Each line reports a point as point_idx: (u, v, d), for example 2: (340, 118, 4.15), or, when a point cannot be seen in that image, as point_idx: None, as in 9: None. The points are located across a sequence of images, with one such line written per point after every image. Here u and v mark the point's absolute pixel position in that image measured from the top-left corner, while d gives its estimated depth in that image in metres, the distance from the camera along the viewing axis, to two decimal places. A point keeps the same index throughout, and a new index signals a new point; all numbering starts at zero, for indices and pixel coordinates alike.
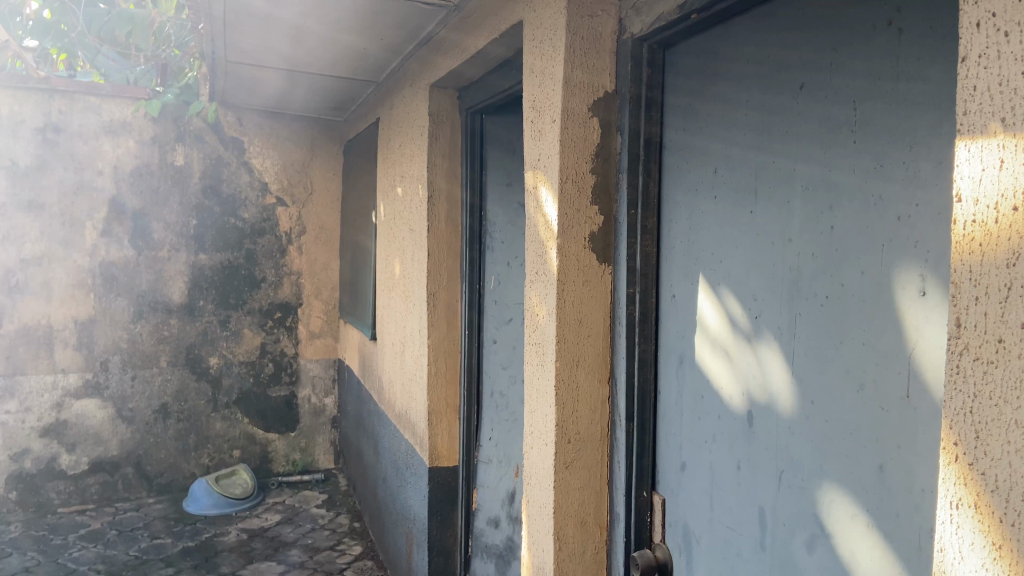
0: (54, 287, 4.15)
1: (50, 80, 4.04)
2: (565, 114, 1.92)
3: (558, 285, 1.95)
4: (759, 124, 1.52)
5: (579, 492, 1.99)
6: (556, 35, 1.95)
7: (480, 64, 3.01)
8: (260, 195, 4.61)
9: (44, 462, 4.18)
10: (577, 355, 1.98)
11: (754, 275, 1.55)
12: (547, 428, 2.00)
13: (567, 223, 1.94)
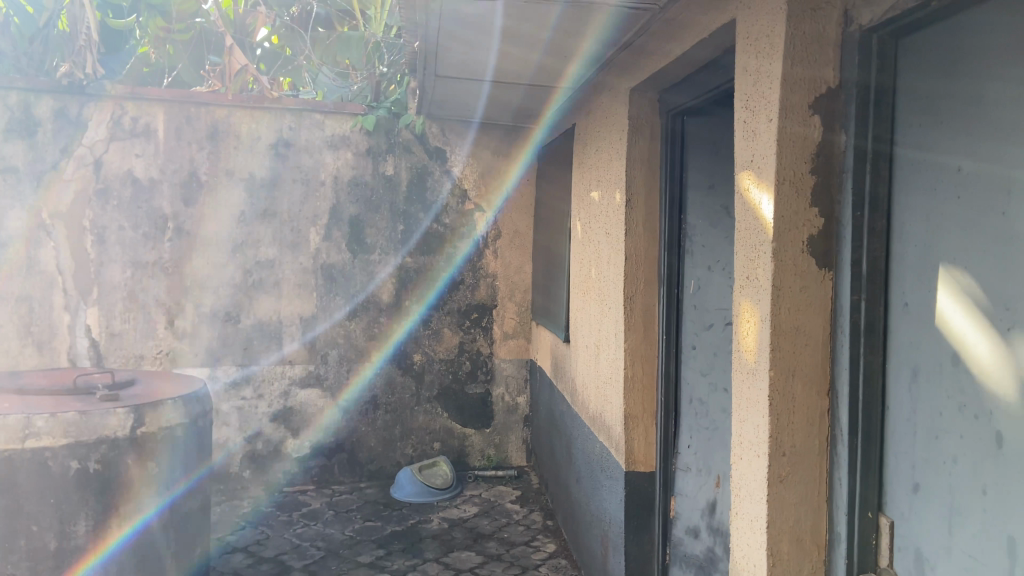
0: (284, 287, 4.59)
1: (283, 100, 4.51)
2: (783, 113, 1.84)
3: (773, 291, 1.86)
4: (1015, 117, 1.37)
5: (796, 509, 1.89)
6: (775, 31, 1.86)
7: (681, 68, 2.98)
8: (460, 202, 4.84)
9: (273, 444, 4.62)
10: (792, 364, 1.87)
11: (1007, 282, 1.39)
12: (759, 438, 1.93)
13: (785, 227, 1.85)
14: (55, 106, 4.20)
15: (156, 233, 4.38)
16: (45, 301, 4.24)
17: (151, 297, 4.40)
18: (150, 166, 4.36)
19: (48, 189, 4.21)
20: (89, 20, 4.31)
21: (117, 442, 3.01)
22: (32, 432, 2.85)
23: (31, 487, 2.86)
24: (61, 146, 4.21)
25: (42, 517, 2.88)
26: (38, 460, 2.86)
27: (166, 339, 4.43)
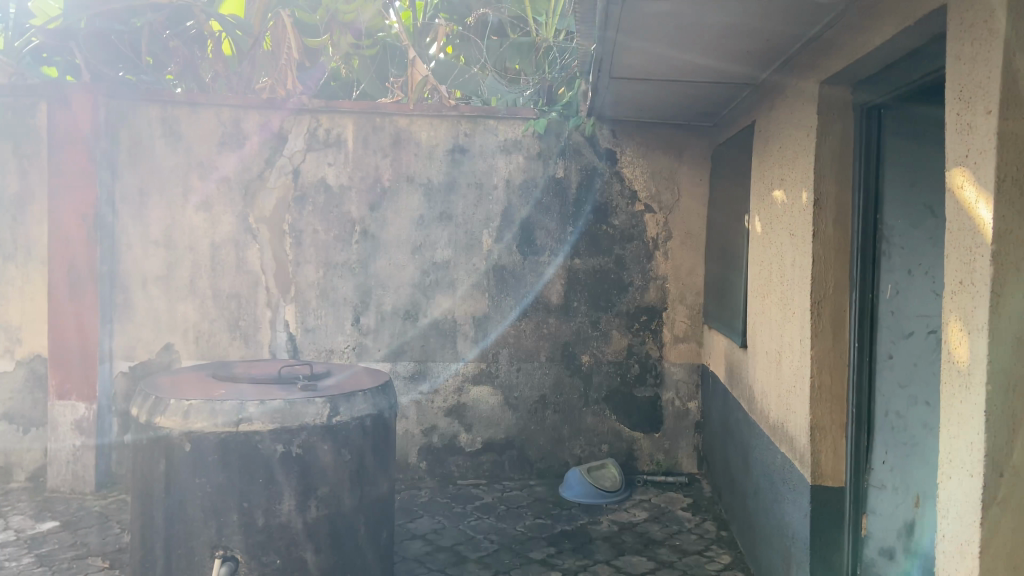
0: (458, 287, 4.76)
1: (460, 108, 4.68)
2: (1004, 103, 1.67)
3: (992, 298, 1.70)
4: None
5: (1015, 536, 1.70)
6: (995, 14, 1.70)
7: (875, 61, 2.79)
8: (630, 203, 4.80)
9: (447, 438, 4.80)
10: (1013, 378, 1.70)
11: None
12: (973, 458, 1.74)
13: (1005, 227, 1.68)
14: (261, 121, 4.59)
15: (345, 236, 4.68)
16: (250, 298, 4.63)
17: (340, 296, 4.70)
18: (340, 174, 4.66)
19: (254, 197, 4.61)
20: (292, 42, 4.69)
21: (314, 430, 3.25)
22: (244, 416, 3.17)
23: (245, 467, 3.16)
24: (265, 157, 4.61)
25: (252, 495, 3.17)
26: (250, 444, 3.16)
27: (352, 335, 4.72)
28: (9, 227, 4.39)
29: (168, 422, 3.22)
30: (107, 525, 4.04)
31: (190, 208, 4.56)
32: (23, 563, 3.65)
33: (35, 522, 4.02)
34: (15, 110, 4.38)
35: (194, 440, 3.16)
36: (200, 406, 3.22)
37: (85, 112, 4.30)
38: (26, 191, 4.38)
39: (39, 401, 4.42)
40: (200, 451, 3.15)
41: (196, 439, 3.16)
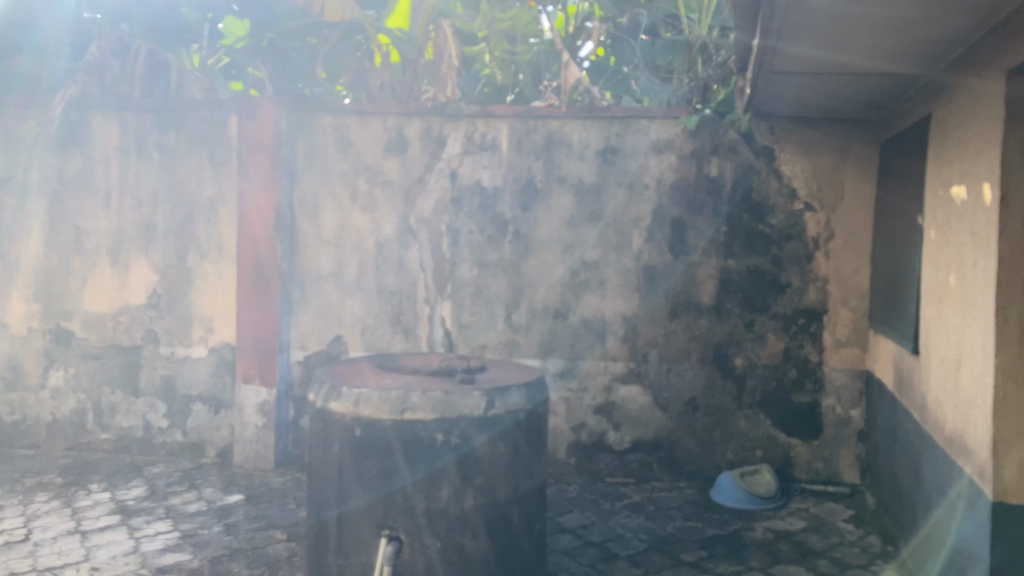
0: (608, 286, 4.80)
1: (612, 109, 4.72)
2: None
3: None
4: None
5: None
6: None
7: None
8: (789, 202, 4.65)
9: (596, 436, 4.84)
10: None
11: None
12: None
13: None
14: (422, 127, 4.84)
15: (498, 236, 4.84)
16: (411, 294, 4.89)
17: (493, 294, 4.86)
18: (495, 176, 4.83)
19: (415, 199, 4.86)
20: (452, 48, 4.88)
21: (472, 420, 3.40)
22: (409, 406, 3.38)
23: (410, 453, 3.36)
24: (426, 161, 4.85)
25: (416, 479, 3.36)
26: (414, 431, 3.35)
27: (504, 332, 4.86)
28: (204, 227, 4.79)
29: (341, 408, 3.48)
30: (284, 501, 4.40)
31: (357, 210, 4.88)
32: (214, 531, 4.06)
33: (224, 494, 4.45)
34: (208, 123, 4.76)
35: (364, 425, 3.40)
36: (369, 394, 3.45)
37: (268, 121, 4.67)
38: (218, 195, 4.78)
39: (227, 385, 4.82)
40: (370, 435, 3.39)
41: (366, 424, 3.40)
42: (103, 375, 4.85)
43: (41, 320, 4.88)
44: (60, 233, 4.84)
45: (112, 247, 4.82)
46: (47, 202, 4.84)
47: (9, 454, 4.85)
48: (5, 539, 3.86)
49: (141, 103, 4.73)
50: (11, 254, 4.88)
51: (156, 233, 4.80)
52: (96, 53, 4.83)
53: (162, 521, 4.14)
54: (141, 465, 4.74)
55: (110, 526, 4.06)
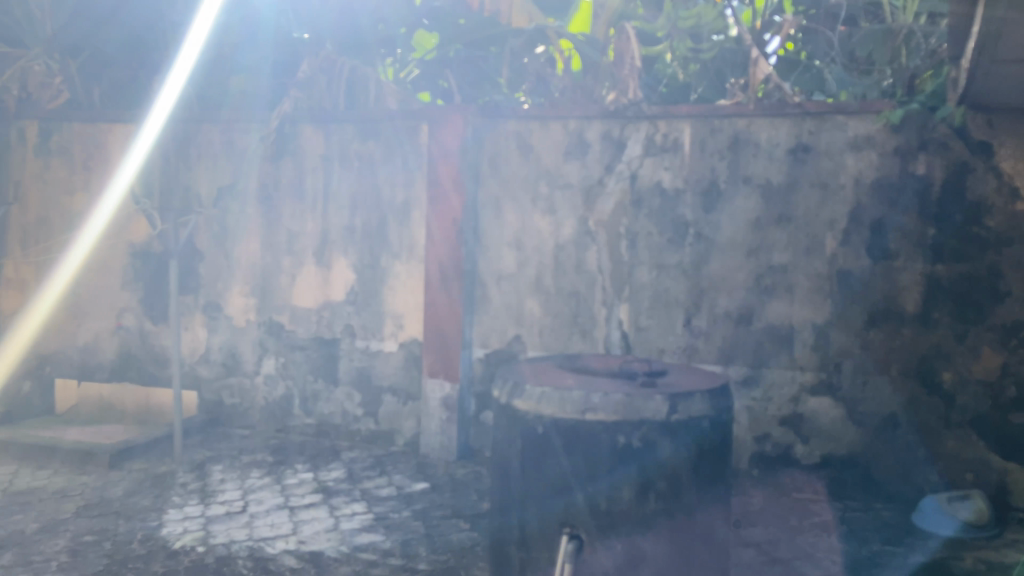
0: (797, 292, 4.58)
1: (805, 105, 4.47)
2: None
3: None
4: None
5: None
6: None
7: None
8: (1010, 202, 4.21)
9: (782, 448, 4.64)
10: None
11: None
12: None
13: None
14: (603, 129, 4.85)
15: (679, 238, 4.75)
16: (588, 296, 4.91)
17: (672, 297, 4.78)
18: (677, 177, 4.74)
19: (594, 202, 4.88)
20: (635, 51, 4.82)
21: (655, 425, 3.36)
22: (590, 407, 3.39)
23: (591, 455, 3.37)
24: (606, 163, 4.86)
25: (596, 481, 3.36)
26: (595, 433, 3.36)
27: (684, 336, 4.77)
28: (396, 230, 5.08)
29: (524, 405, 3.57)
30: (466, 492, 4.59)
31: (538, 212, 4.98)
32: (403, 516, 4.32)
33: (412, 482, 4.72)
34: (401, 132, 5.05)
35: (546, 424, 3.47)
36: (551, 394, 3.51)
37: (456, 129, 4.90)
38: (410, 199, 5.06)
39: (415, 378, 5.09)
40: (552, 433, 3.45)
41: (548, 423, 3.47)
42: (307, 365, 5.25)
43: (256, 313, 5.30)
44: (274, 234, 5.26)
45: (317, 248, 5.21)
46: (262, 206, 5.25)
47: (228, 432, 5.33)
48: (227, 509, 4.33)
49: (344, 115, 5.08)
50: (233, 252, 5.31)
51: (354, 236, 5.15)
52: (307, 71, 5.20)
53: (358, 502, 4.47)
54: (339, 449, 5.11)
55: (314, 503, 4.44)
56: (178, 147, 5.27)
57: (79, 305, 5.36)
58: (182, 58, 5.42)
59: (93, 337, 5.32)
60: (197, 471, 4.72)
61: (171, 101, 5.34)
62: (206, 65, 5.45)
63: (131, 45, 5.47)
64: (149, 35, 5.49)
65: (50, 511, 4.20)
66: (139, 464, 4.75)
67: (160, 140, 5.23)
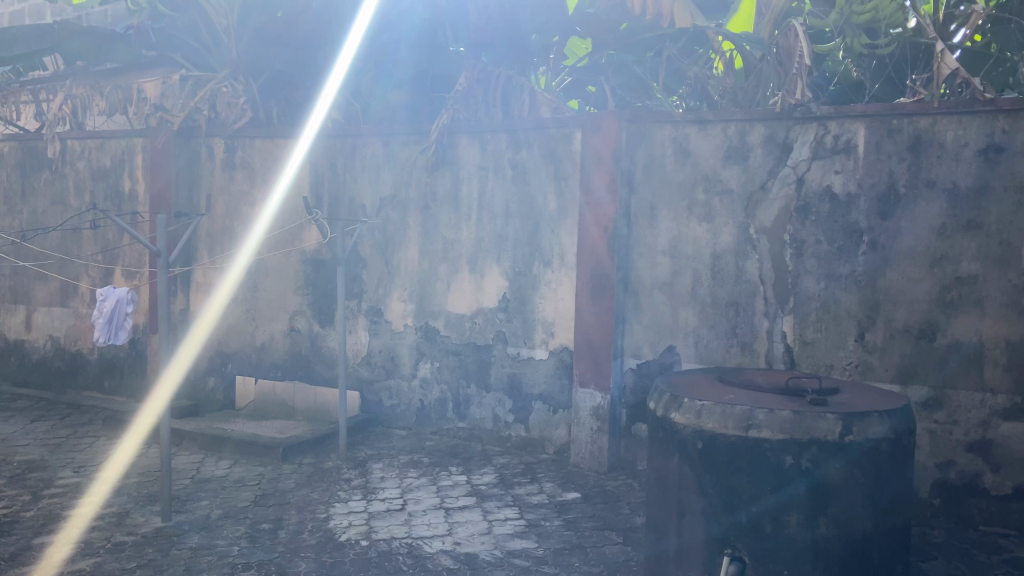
0: (988, 306, 4.16)
1: (997, 101, 4.07)
2: None
3: None
4: None
5: None
6: None
7: None
8: None
9: (968, 476, 4.21)
10: None
11: None
12: None
13: None
14: (766, 132, 4.61)
15: (851, 246, 4.43)
16: (748, 306, 4.68)
17: (841, 309, 4.47)
18: (848, 182, 4.42)
19: (755, 208, 4.64)
20: (804, 48, 4.52)
21: (826, 445, 3.07)
22: (754, 423, 3.15)
23: (755, 473, 3.13)
24: (769, 168, 4.61)
25: (759, 501, 3.13)
26: (760, 450, 3.12)
27: (855, 351, 4.44)
28: (548, 238, 5.09)
29: (682, 418, 3.37)
30: (618, 505, 4.51)
31: (694, 219, 4.80)
32: (555, 524, 4.30)
33: (562, 490, 4.69)
34: (555, 140, 5.05)
35: (706, 439, 3.25)
36: (711, 407, 3.29)
37: (609, 135, 4.84)
38: (562, 208, 5.05)
39: (566, 387, 5.07)
40: (712, 449, 3.23)
41: (708, 438, 3.25)
42: (461, 370, 5.35)
43: (413, 318, 5.46)
44: (432, 242, 5.39)
45: (471, 256, 5.30)
46: (421, 214, 5.40)
47: (386, 432, 5.53)
48: (387, 506, 4.50)
49: (498, 126, 5.15)
50: (394, 259, 5.49)
51: (508, 244, 5.20)
52: (464, 83, 5.22)
53: (510, 507, 4.49)
54: (490, 454, 5.18)
55: (468, 505, 4.52)
56: (345, 158, 5.51)
57: (256, 307, 5.73)
58: (341, 66, 5.53)
59: (269, 337, 5.69)
60: (360, 468, 4.94)
61: (340, 114, 5.58)
62: (365, 77, 5.57)
63: (297, 65, 5.65)
64: (317, 48, 5.56)
65: (231, 499, 4.53)
66: (307, 458, 5.03)
67: (329, 150, 5.54)
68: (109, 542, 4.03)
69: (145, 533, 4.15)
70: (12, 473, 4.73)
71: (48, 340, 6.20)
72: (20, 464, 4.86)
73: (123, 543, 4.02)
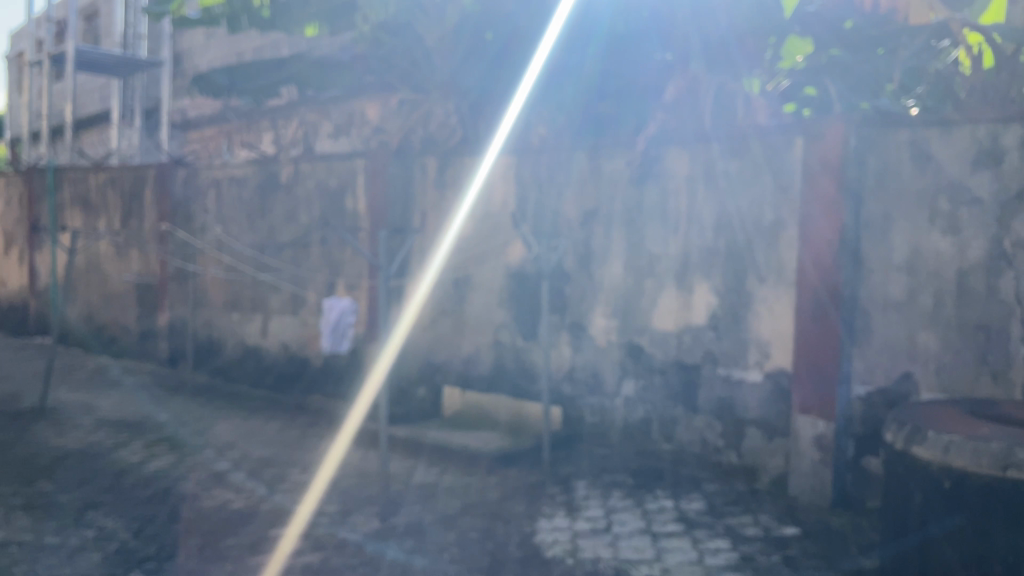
0: None
1: None
2: None
3: None
4: None
5: None
6: None
7: None
8: None
9: None
10: None
11: None
12: None
13: None
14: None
15: None
16: (1002, 331, 4.11)
17: None
18: None
19: (1011, 219, 4.09)
20: None
21: None
22: (1013, 463, 2.81)
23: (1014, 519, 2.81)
24: None
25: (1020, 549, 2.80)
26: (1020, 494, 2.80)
27: None
28: (762, 252, 4.80)
29: (927, 454, 3.07)
30: (845, 544, 4.12)
31: (935, 232, 4.30)
32: (773, 559, 4.00)
33: (780, 524, 4.37)
34: (772, 149, 4.77)
35: (955, 478, 2.97)
36: (961, 443, 2.97)
37: (835, 141, 4.46)
38: (779, 220, 4.74)
39: (783, 413, 4.74)
40: (961, 490, 2.94)
41: (957, 477, 2.96)
42: (666, 389, 5.18)
43: (617, 335, 5.37)
44: (637, 256, 5.28)
45: (679, 271, 5.13)
46: (626, 229, 5.31)
47: (588, 450, 5.46)
48: (592, 525, 4.41)
49: (709, 134, 4.98)
50: (598, 274, 5.44)
51: (719, 259, 4.97)
52: (674, 94, 5.01)
53: (722, 538, 4.24)
54: (698, 479, 4.95)
55: (676, 532, 4.33)
56: (551, 173, 5.57)
57: (462, 320, 5.89)
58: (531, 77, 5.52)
59: (475, 349, 5.83)
60: (563, 485, 4.90)
61: (544, 129, 5.57)
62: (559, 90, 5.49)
63: (489, 79, 5.48)
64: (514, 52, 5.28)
65: (441, 506, 4.65)
66: (513, 471, 5.08)
67: (536, 166, 5.64)
68: (333, 539, 4.26)
69: (364, 532, 4.35)
70: (251, 467, 5.18)
71: (280, 346, 6.77)
72: (257, 459, 5.31)
73: (346, 541, 4.23)
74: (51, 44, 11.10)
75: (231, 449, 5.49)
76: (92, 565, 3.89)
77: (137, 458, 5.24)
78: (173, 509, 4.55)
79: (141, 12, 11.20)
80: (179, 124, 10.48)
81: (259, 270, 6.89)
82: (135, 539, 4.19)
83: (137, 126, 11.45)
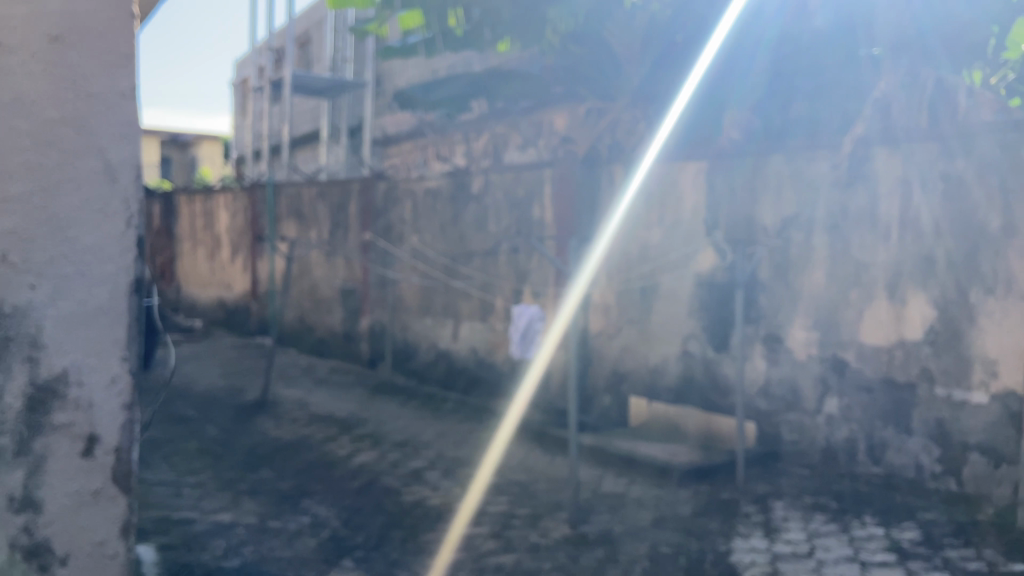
0: None
1: None
2: None
3: None
4: None
5: None
6: None
7: None
8: None
9: None
10: None
11: None
12: None
13: None
14: None
15: None
16: None
17: None
18: None
19: None
20: None
21: None
22: None
23: None
24: None
25: None
26: None
27: None
28: (989, 261, 4.35)
29: None
30: None
31: None
32: None
33: (1009, 560, 3.91)
34: (1002, 148, 4.29)
35: None
36: None
37: None
38: (1011, 226, 4.26)
39: (1012, 438, 4.29)
40: None
41: None
42: (875, 408, 4.83)
43: (819, 348, 5.06)
44: (841, 264, 4.96)
45: (889, 281, 4.76)
46: (829, 234, 5.00)
47: (787, 469, 5.18)
48: (793, 549, 4.16)
49: (922, 133, 4.56)
50: (797, 283, 5.16)
51: (936, 267, 4.56)
52: (884, 89, 4.70)
53: (944, 572, 3.84)
54: (912, 507, 4.55)
55: (889, 562, 3.97)
56: (746, 178, 5.34)
57: (649, 330, 5.83)
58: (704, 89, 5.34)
59: (663, 359, 5.74)
60: (759, 504, 4.69)
61: (736, 132, 5.34)
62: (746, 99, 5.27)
63: (650, 87, 5.48)
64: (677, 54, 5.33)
65: (631, 517, 4.60)
66: (705, 486, 4.94)
67: (729, 171, 5.43)
68: (526, 541, 4.32)
69: (555, 537, 4.38)
70: (445, 466, 5.40)
71: (469, 351, 7.04)
72: (451, 459, 5.54)
73: (537, 545, 4.28)
74: (272, 70, 12.29)
75: (427, 448, 5.76)
76: (308, 549, 4.20)
77: (344, 452, 5.63)
78: (377, 501, 4.83)
79: (347, 36, 12.10)
80: (379, 139, 11.18)
81: (452, 277, 7.19)
82: (345, 528, 4.48)
83: (342, 143, 12.39)
